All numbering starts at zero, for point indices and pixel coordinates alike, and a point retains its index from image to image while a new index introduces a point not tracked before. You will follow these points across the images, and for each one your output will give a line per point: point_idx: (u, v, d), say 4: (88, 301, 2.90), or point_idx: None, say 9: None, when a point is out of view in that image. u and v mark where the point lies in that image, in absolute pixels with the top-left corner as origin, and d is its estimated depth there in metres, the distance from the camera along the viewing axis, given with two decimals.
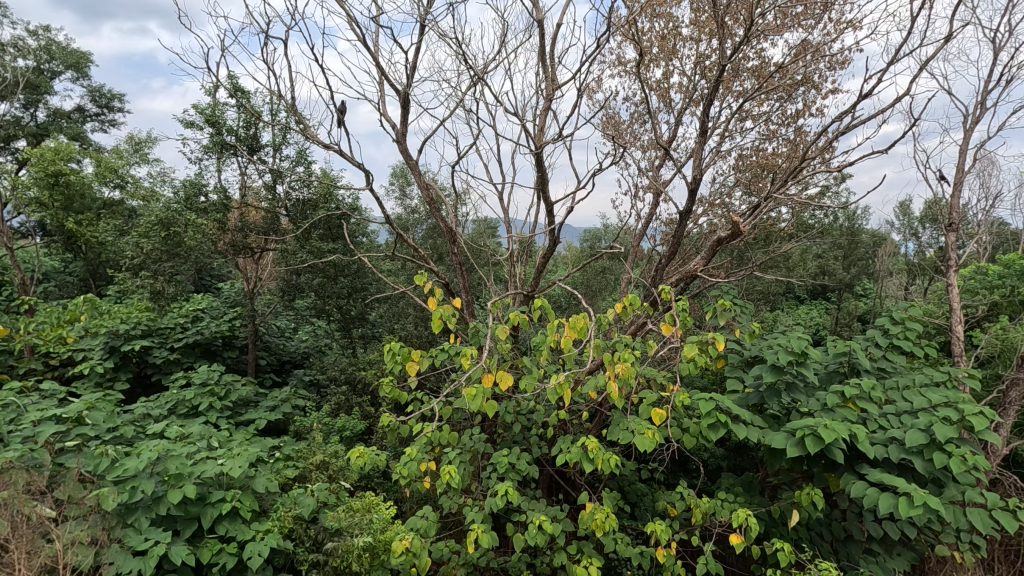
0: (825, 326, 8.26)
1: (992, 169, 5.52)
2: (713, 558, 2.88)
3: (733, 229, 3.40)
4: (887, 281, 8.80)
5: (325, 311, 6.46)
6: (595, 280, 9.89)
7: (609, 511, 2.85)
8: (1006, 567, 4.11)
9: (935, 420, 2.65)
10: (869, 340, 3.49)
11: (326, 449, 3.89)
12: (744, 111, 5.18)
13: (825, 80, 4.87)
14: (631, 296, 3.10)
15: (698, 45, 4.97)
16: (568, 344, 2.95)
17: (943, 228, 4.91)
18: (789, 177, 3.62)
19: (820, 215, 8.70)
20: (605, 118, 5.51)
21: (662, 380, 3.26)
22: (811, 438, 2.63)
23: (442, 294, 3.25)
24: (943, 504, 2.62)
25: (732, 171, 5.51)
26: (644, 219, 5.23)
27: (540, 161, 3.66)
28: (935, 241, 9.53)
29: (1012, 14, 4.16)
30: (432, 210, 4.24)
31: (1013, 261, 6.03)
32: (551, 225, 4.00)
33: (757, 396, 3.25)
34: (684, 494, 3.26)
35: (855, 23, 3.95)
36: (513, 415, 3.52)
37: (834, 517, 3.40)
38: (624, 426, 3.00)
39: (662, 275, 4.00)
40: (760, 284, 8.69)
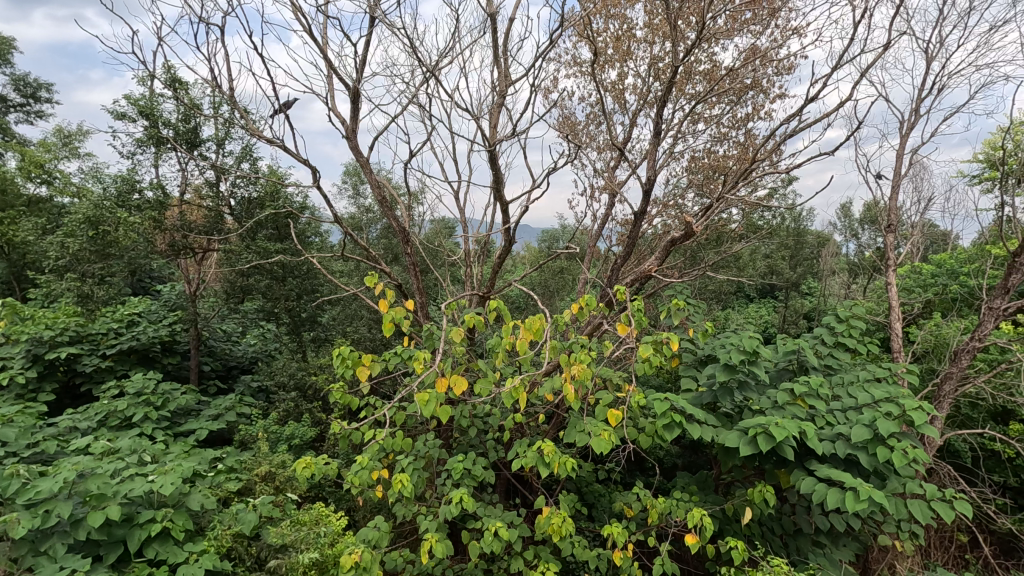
0: (773, 324, 8.57)
1: (924, 173, 5.83)
2: (670, 558, 2.88)
3: (687, 230, 3.42)
4: (830, 280, 9.22)
5: (273, 313, 6.20)
6: (553, 280, 9.91)
7: (566, 515, 2.81)
8: (941, 553, 4.42)
9: (879, 416, 2.74)
10: (816, 338, 3.58)
11: (272, 460, 3.72)
12: (696, 114, 5.27)
13: (773, 85, 5.00)
14: (587, 296, 3.09)
15: (651, 47, 5.02)
16: (523, 346, 2.89)
17: (883, 230, 5.13)
18: (739, 179, 3.69)
19: (768, 216, 9.01)
20: (561, 119, 5.50)
21: (618, 380, 3.24)
22: (763, 436, 2.66)
23: (394, 296, 3.10)
24: (887, 497, 2.70)
25: (685, 173, 5.61)
26: (600, 220, 5.24)
27: (494, 159, 3.55)
28: (873, 241, 10.03)
29: (942, 26, 4.40)
30: (385, 209, 4.06)
31: (944, 261, 6.37)
32: (507, 224, 3.88)
33: (711, 395, 3.28)
34: (640, 495, 3.26)
35: (801, 30, 4.06)
36: (468, 420, 3.44)
37: (784, 512, 3.47)
38: (581, 428, 2.97)
39: (618, 275, 4.00)
40: (712, 283, 8.91)
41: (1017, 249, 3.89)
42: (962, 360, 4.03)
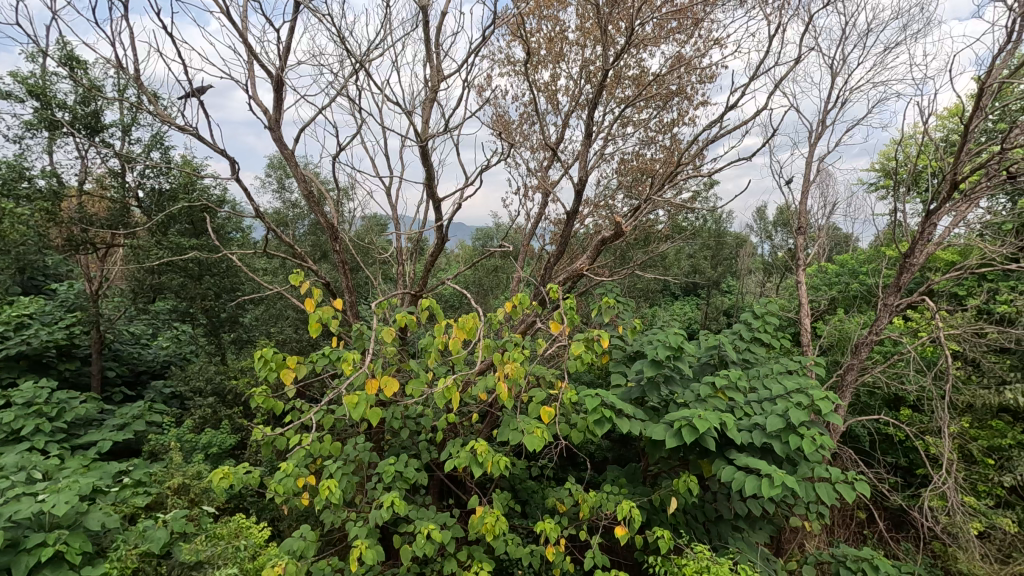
0: (696, 320, 8.99)
1: (829, 180, 6.31)
2: (601, 551, 2.94)
3: (616, 229, 3.51)
4: (747, 279, 9.79)
5: (188, 314, 5.80)
6: (487, 278, 9.90)
7: (499, 514, 2.81)
8: (843, 530, 4.82)
9: (791, 406, 2.93)
10: (735, 333, 3.79)
11: (186, 471, 3.47)
12: (626, 117, 5.43)
13: (697, 92, 5.23)
14: (521, 295, 3.10)
15: (583, 50, 5.12)
16: (456, 346, 2.85)
17: (794, 232, 5.50)
18: (666, 181, 3.83)
19: (692, 217, 9.46)
20: (495, 118, 5.49)
21: (551, 378, 3.28)
22: (687, 429, 2.77)
23: (321, 295, 2.97)
24: (797, 482, 2.90)
25: (615, 174, 5.76)
26: (533, 219, 5.28)
27: (426, 155, 3.47)
28: (786, 243, 10.76)
29: (845, 45, 4.78)
30: (311, 205, 3.87)
31: (846, 261, 6.94)
32: (440, 222, 3.80)
33: (639, 390, 3.38)
34: (572, 491, 3.32)
35: (722, 41, 4.27)
36: (400, 421, 3.36)
37: (706, 500, 3.64)
38: (514, 426, 2.97)
39: (551, 273, 4.04)
40: (640, 282, 9.22)
41: (907, 250, 4.28)
42: (861, 352, 4.39)
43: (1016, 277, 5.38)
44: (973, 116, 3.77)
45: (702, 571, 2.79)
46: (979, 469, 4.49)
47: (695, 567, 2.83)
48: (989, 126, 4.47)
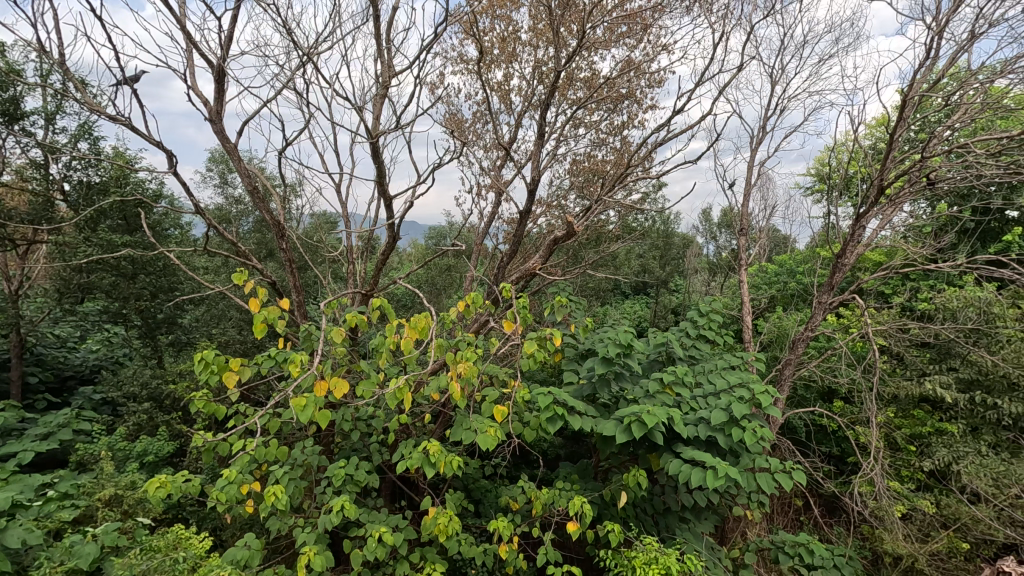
0: (646, 318, 9.22)
1: (769, 184, 6.61)
2: (553, 547, 2.98)
3: (568, 229, 3.56)
4: (694, 278, 10.12)
5: (121, 315, 5.48)
6: (439, 277, 9.81)
7: (452, 514, 2.79)
8: (781, 517, 5.07)
9: (733, 400, 3.05)
10: (682, 331, 3.91)
11: (119, 482, 3.28)
12: (578, 119, 5.51)
13: (646, 96, 5.36)
14: (474, 294, 3.10)
15: (536, 50, 5.15)
16: (408, 346, 2.82)
17: (737, 234, 5.73)
18: (616, 183, 3.92)
19: (642, 218, 9.70)
20: (448, 116, 5.45)
21: (504, 376, 3.28)
22: (636, 424, 2.84)
23: (267, 294, 2.86)
24: (740, 472, 3.02)
25: (567, 175, 5.83)
26: (487, 218, 5.28)
27: (376, 152, 3.40)
28: (729, 244, 11.19)
29: (784, 55, 5.01)
30: (256, 201, 3.71)
31: (785, 261, 7.29)
32: (391, 220, 3.73)
33: (590, 387, 3.45)
34: (525, 489, 3.35)
35: (669, 47, 4.39)
36: (350, 423, 3.29)
37: (655, 493, 3.74)
38: (467, 426, 2.96)
39: (504, 273, 4.06)
40: (592, 281, 9.38)
41: (839, 251, 4.54)
42: (798, 348, 4.62)
43: (935, 277, 5.79)
44: (897, 126, 4.04)
45: (651, 562, 2.87)
46: (902, 455, 4.82)
47: (644, 558, 2.91)
48: (911, 136, 4.80)
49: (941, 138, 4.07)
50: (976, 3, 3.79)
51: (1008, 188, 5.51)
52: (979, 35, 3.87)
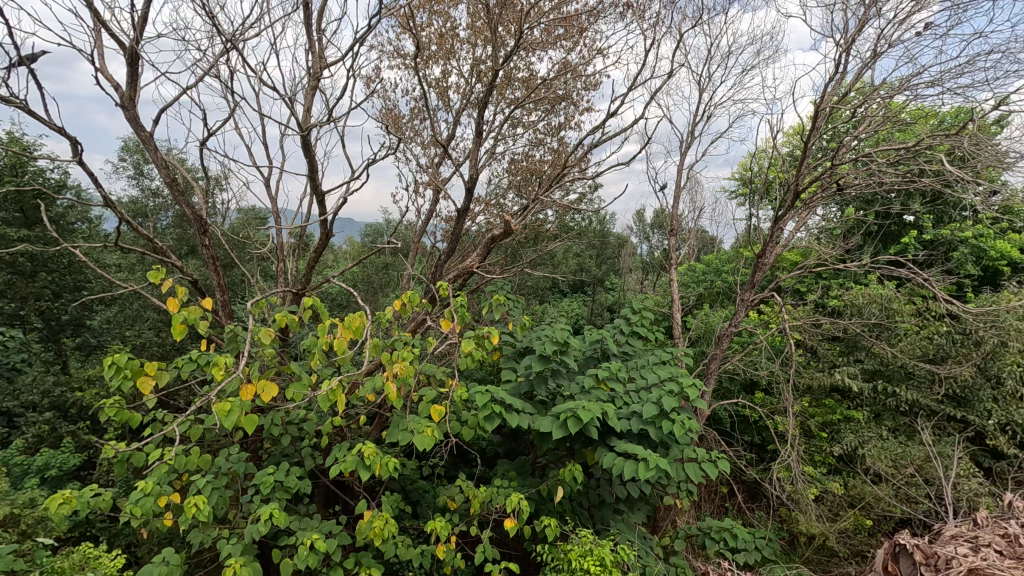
0: (583, 316, 9.42)
1: (697, 186, 6.92)
2: (491, 545, 2.98)
3: (505, 228, 3.58)
4: (628, 276, 10.44)
5: (18, 317, 5.03)
6: (376, 276, 9.59)
7: (388, 516, 2.74)
8: (708, 504, 5.33)
9: (663, 393, 3.18)
10: (616, 328, 4.02)
11: (16, 499, 3.00)
12: (516, 119, 5.54)
13: (582, 98, 5.47)
14: (410, 293, 3.05)
15: (474, 48, 5.12)
16: (342, 346, 2.73)
17: (668, 234, 5.96)
18: (553, 183, 3.99)
19: (578, 218, 9.88)
20: (384, 112, 5.34)
21: (441, 376, 3.25)
22: (572, 420, 2.90)
23: (187, 293, 2.68)
24: (670, 463, 3.14)
25: (505, 174, 5.86)
26: (425, 215, 5.21)
27: (307, 145, 3.26)
28: (661, 244, 11.61)
29: (710, 65, 5.26)
30: (174, 194, 3.48)
31: (712, 261, 7.66)
32: (324, 217, 3.59)
33: (528, 385, 3.48)
34: (463, 488, 3.34)
35: (604, 52, 4.50)
36: (280, 427, 3.15)
37: (591, 486, 3.83)
38: (404, 426, 2.91)
39: (442, 271, 4.03)
40: (530, 280, 9.46)
41: (760, 251, 4.82)
42: (723, 342, 4.87)
43: (844, 276, 6.26)
44: (811, 135, 4.34)
45: (586, 555, 2.94)
46: (815, 442, 5.18)
47: (579, 551, 2.97)
48: (824, 144, 5.17)
49: (848, 147, 4.42)
50: (879, 24, 4.14)
51: (905, 195, 6.04)
52: (881, 54, 4.23)
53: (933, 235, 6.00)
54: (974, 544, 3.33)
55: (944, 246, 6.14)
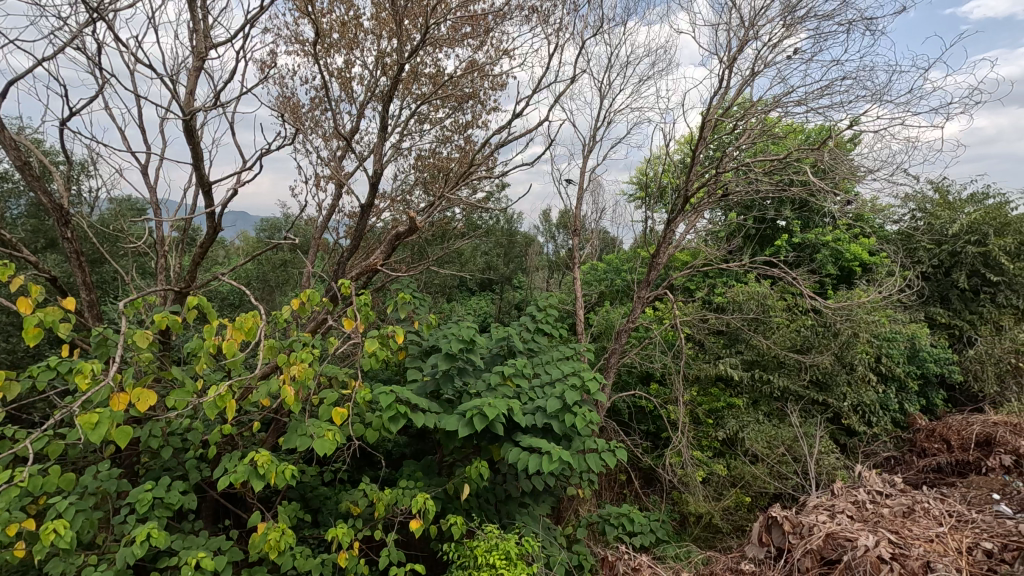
0: (491, 313, 9.47)
1: (599, 189, 7.21)
2: (395, 548, 2.93)
3: (410, 224, 3.52)
4: (534, 274, 10.67)
5: None
6: (273, 273, 9.02)
7: (285, 527, 2.60)
8: (608, 492, 5.59)
9: (566, 388, 3.29)
10: (522, 325, 4.10)
11: None
12: (423, 115, 5.46)
13: (489, 98, 5.50)
14: (309, 291, 2.91)
15: (378, 40, 4.98)
16: (232, 349, 2.53)
17: (572, 234, 6.15)
18: (459, 180, 4.00)
19: (486, 217, 9.92)
20: (281, 100, 5.05)
21: (344, 377, 3.14)
22: (478, 417, 2.92)
23: (42, 292, 2.35)
24: (572, 455, 3.26)
25: (412, 170, 5.75)
26: (326, 211, 4.99)
27: (191, 131, 2.98)
28: (566, 244, 11.96)
29: (611, 73, 5.50)
30: (27, 179, 3.04)
31: (613, 260, 8.02)
32: (211, 209, 3.30)
33: (434, 384, 3.45)
34: (366, 492, 3.24)
35: (510, 52, 4.56)
36: (160, 439, 2.88)
37: (497, 482, 3.87)
38: (302, 431, 2.77)
39: (343, 268, 3.87)
40: (436, 278, 9.36)
41: (655, 252, 5.13)
42: (622, 338, 5.13)
43: (727, 275, 6.82)
44: (699, 144, 4.69)
45: (492, 549, 2.97)
46: (703, 428, 5.60)
47: (485, 546, 3.00)
48: (710, 154, 5.60)
49: (730, 156, 4.84)
50: (756, 46, 4.56)
51: (778, 202, 6.69)
52: (758, 73, 4.66)
53: (800, 239, 6.71)
54: (832, 511, 3.77)
55: (810, 248, 6.89)
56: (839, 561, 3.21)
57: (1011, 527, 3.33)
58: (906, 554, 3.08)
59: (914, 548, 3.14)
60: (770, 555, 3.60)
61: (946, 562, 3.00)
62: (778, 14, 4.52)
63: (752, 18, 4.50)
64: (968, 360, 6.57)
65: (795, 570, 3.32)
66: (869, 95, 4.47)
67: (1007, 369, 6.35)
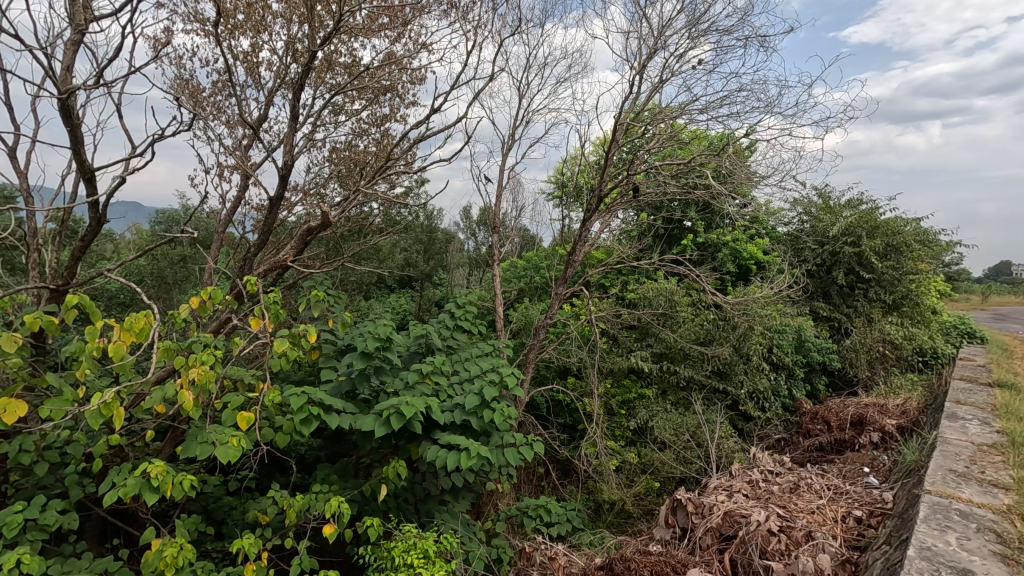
0: (410, 311, 9.31)
1: (518, 186, 7.30)
2: (308, 555, 2.82)
3: (323, 219, 3.38)
4: (455, 271, 10.61)
5: None
6: (170, 269, 8.31)
7: (182, 542, 2.42)
8: (527, 485, 5.72)
9: (485, 384, 3.31)
10: (441, 322, 4.07)
11: None
12: (337, 105, 5.26)
13: (407, 91, 5.40)
14: (210, 288, 2.73)
15: (288, 25, 4.73)
16: (119, 352, 2.31)
17: (491, 231, 6.18)
18: (377, 175, 3.90)
19: (406, 212, 9.72)
20: (178, 82, 4.67)
21: (250, 379, 2.97)
22: (395, 416, 2.87)
23: None
24: (491, 450, 3.29)
25: (326, 162, 5.52)
26: (231, 203, 4.68)
27: (67, 111, 2.67)
28: (486, 241, 11.98)
29: (529, 72, 5.58)
30: None
31: (532, 257, 8.15)
32: (93, 199, 2.98)
33: (349, 383, 3.34)
34: (276, 499, 3.09)
35: (429, 46, 4.50)
36: (33, 455, 2.58)
37: (416, 480, 3.83)
38: (203, 439, 2.59)
39: (250, 264, 3.65)
40: (353, 275, 9.06)
41: (572, 250, 5.28)
42: (541, 334, 5.24)
43: (639, 272, 7.17)
44: (612, 147, 4.89)
45: (410, 549, 2.93)
46: (617, 418, 5.85)
47: (402, 547, 2.95)
48: (623, 156, 5.84)
49: (641, 158, 5.07)
50: (664, 55, 4.80)
51: (685, 204, 7.09)
52: (665, 81, 4.91)
53: (704, 239, 7.18)
54: (730, 491, 4.08)
55: (712, 248, 7.38)
56: (735, 536, 3.47)
57: (877, 496, 3.76)
58: (792, 526, 3.39)
59: (798, 520, 3.46)
60: (676, 535, 3.83)
61: (824, 531, 3.33)
62: (684, 26, 4.78)
63: (661, 29, 4.73)
64: (846, 349, 7.32)
65: (697, 548, 3.56)
66: (764, 106, 4.83)
67: (876, 357, 7.15)
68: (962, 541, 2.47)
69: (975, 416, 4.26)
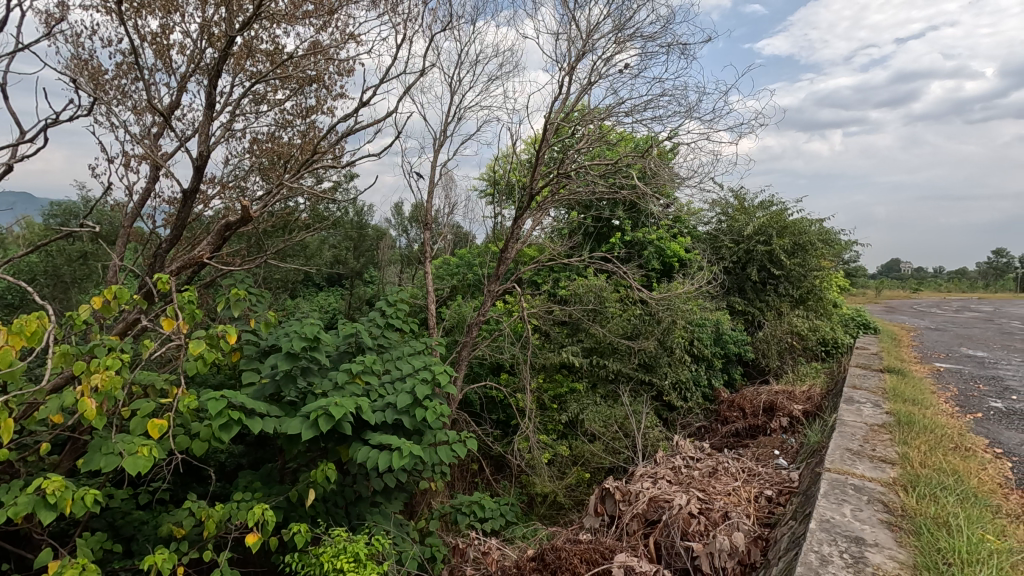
0: (340, 309, 9.01)
1: (450, 183, 7.24)
2: (229, 567, 2.68)
3: (242, 215, 3.21)
4: (387, 269, 10.37)
5: None
6: (68, 266, 7.58)
7: (84, 562, 2.23)
8: (460, 483, 5.72)
9: (417, 382, 3.28)
10: (372, 321, 3.98)
11: None
12: (258, 94, 5.00)
13: (334, 83, 5.23)
14: (114, 287, 2.52)
15: (202, 7, 4.44)
16: (6, 358, 2.08)
17: (423, 227, 6.11)
18: (302, 169, 3.76)
19: (334, 206, 9.38)
20: (76, 62, 4.26)
21: (161, 384, 2.77)
22: (323, 417, 2.79)
23: None
24: (423, 449, 3.26)
25: (246, 154, 5.24)
26: (139, 195, 4.34)
27: None
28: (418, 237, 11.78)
29: (460, 68, 5.55)
30: None
31: (465, 254, 8.11)
32: None
33: (274, 385, 3.20)
34: (193, 510, 2.92)
35: (357, 37, 4.37)
36: None
37: (346, 483, 3.73)
38: (108, 450, 2.40)
39: (161, 262, 3.41)
40: (277, 273, 8.65)
41: (504, 247, 5.31)
42: (474, 331, 5.25)
43: (570, 269, 7.32)
44: (543, 146, 4.97)
45: (339, 554, 2.86)
46: (549, 413, 5.97)
47: (332, 552, 2.87)
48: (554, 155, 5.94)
49: (571, 158, 5.18)
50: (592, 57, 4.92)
51: (614, 203, 7.32)
52: (594, 83, 5.03)
53: (631, 237, 7.44)
54: (656, 477, 4.27)
55: (639, 246, 7.67)
56: (659, 520, 3.65)
57: (785, 476, 4.07)
58: (710, 507, 3.60)
59: (716, 502, 3.67)
60: (605, 523, 3.96)
61: (739, 510, 3.56)
62: (611, 30, 4.92)
63: (589, 32, 4.85)
64: (759, 341, 7.84)
65: (624, 534, 3.70)
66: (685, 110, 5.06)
67: (785, 347, 7.71)
68: (856, 512, 2.73)
69: (868, 399, 4.70)
